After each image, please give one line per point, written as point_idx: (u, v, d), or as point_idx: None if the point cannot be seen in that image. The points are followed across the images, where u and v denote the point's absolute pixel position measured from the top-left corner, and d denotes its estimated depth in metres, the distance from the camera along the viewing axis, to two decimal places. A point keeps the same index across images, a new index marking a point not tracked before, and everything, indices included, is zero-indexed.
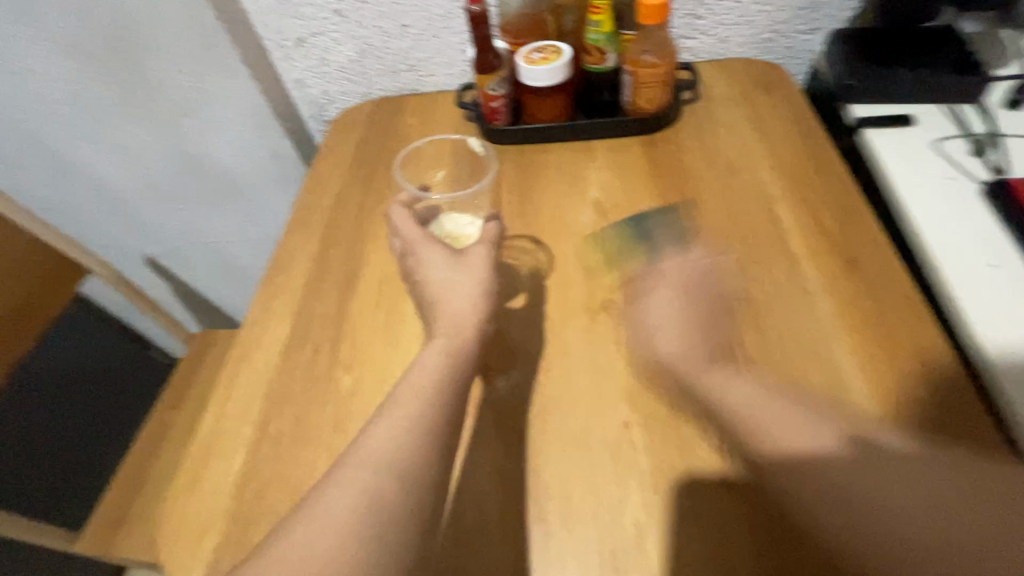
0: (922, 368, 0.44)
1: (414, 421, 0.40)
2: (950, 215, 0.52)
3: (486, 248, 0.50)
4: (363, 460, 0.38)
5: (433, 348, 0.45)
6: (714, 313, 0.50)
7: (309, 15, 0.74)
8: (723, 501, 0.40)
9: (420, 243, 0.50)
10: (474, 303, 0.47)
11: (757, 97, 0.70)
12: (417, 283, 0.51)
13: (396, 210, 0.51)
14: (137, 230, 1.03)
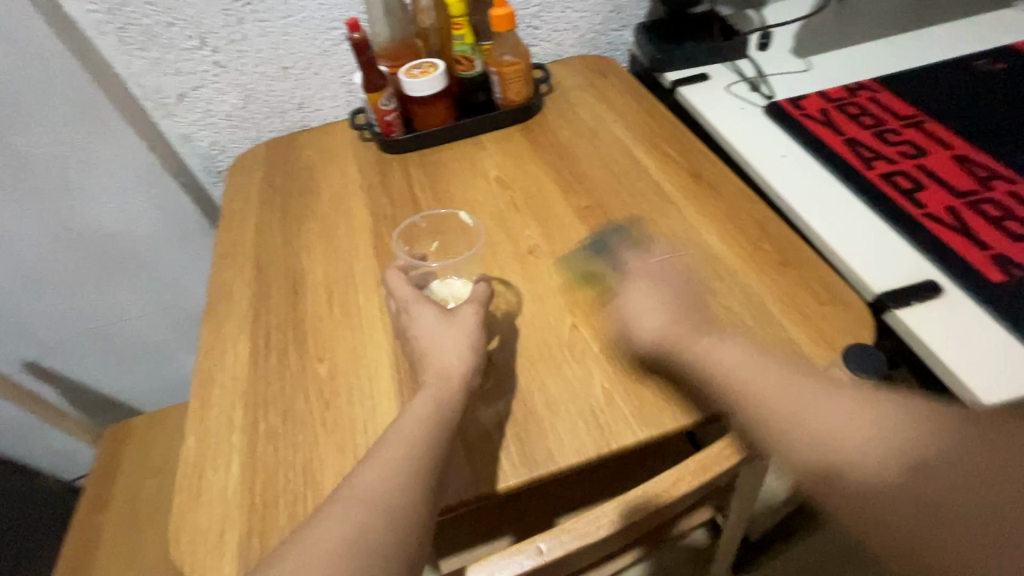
0: (762, 229, 0.60)
1: (410, 459, 0.43)
2: (750, 131, 0.72)
3: (476, 305, 0.52)
4: (353, 501, 0.41)
5: (422, 396, 0.47)
6: (613, 232, 0.63)
7: (188, 70, 0.77)
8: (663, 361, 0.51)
9: (414, 302, 0.53)
10: (463, 356, 0.49)
11: (596, 80, 0.87)
12: (409, 341, 0.52)
13: (392, 273, 0.55)
14: (14, 332, 0.94)
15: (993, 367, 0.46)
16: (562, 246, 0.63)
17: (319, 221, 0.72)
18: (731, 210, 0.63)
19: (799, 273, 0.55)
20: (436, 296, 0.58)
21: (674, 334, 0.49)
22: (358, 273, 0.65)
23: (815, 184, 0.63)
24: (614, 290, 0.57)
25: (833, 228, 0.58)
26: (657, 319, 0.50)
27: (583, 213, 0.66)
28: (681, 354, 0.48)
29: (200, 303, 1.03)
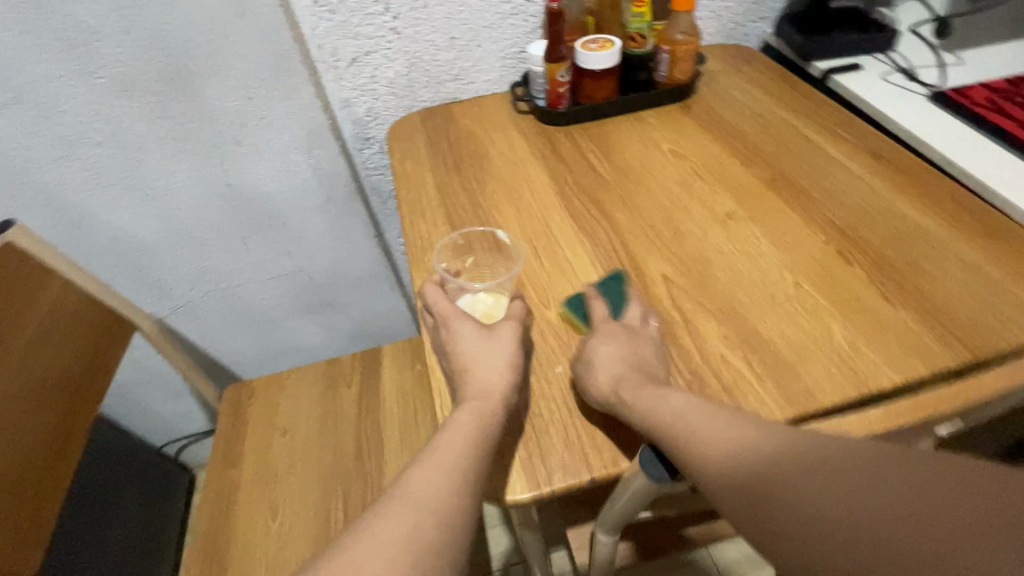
0: (959, 202, 0.63)
1: (457, 464, 0.45)
2: (918, 116, 0.75)
3: (514, 324, 0.53)
4: (407, 500, 0.44)
5: (465, 410, 0.48)
6: (807, 203, 0.66)
7: (366, 34, 0.80)
8: (902, 316, 0.53)
9: (453, 317, 0.55)
10: (505, 372, 0.50)
11: (744, 66, 0.90)
12: (448, 353, 0.54)
13: (429, 286, 0.56)
14: (153, 285, 0.95)
15: None
16: (760, 213, 0.65)
17: (499, 183, 0.75)
18: (921, 185, 0.66)
19: (1013, 242, 0.58)
20: (471, 310, 0.59)
21: (619, 381, 0.47)
22: (556, 229, 0.67)
23: (1000, 163, 0.66)
24: (825, 253, 0.60)
25: None
26: (607, 364, 0.49)
27: (768, 185, 0.69)
28: (622, 408, 0.46)
29: (327, 269, 1.05)
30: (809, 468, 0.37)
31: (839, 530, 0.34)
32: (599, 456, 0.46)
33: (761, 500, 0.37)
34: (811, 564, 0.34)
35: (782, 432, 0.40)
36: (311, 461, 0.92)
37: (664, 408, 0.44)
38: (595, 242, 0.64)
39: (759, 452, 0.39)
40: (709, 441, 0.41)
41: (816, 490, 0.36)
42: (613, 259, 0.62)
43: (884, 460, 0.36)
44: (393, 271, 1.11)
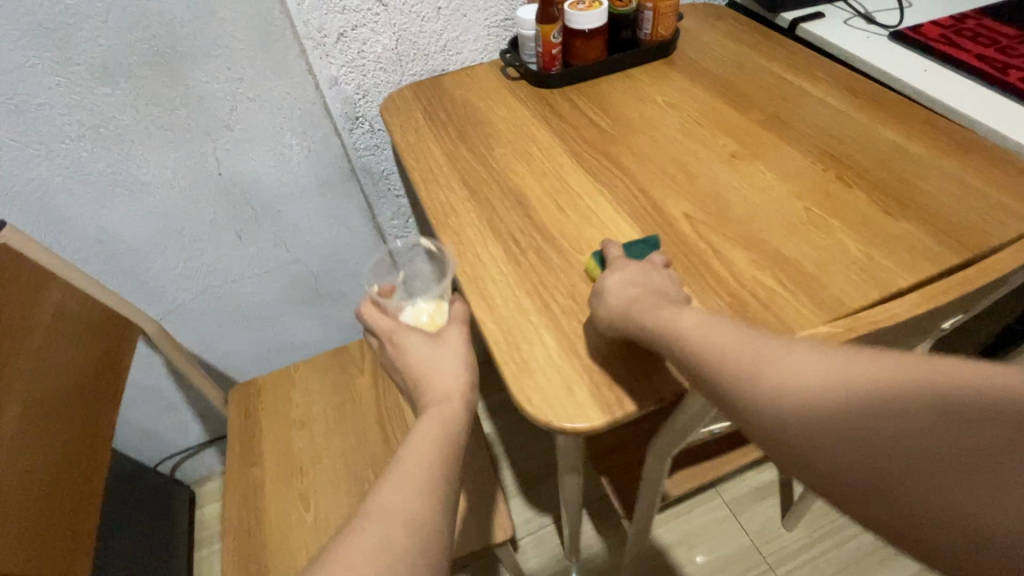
0: (932, 125, 0.69)
1: (427, 469, 0.48)
2: (882, 54, 0.81)
3: (459, 327, 0.60)
4: (378, 508, 0.44)
5: (427, 416, 0.53)
6: (799, 137, 0.71)
7: (352, 8, 0.78)
8: (903, 226, 0.58)
9: (398, 333, 0.60)
10: (459, 374, 0.57)
11: (717, 21, 0.95)
12: (400, 367, 0.60)
13: (369, 310, 0.62)
14: (145, 290, 0.90)
15: None
16: (760, 150, 0.70)
17: (506, 145, 0.76)
18: (897, 113, 0.72)
19: (984, 153, 0.64)
20: (413, 321, 0.64)
21: (633, 305, 0.48)
22: (574, 182, 0.69)
23: (961, 89, 0.73)
24: (825, 180, 0.65)
25: (993, 121, 0.68)
26: (622, 293, 0.50)
27: (762, 124, 0.74)
28: (632, 326, 0.47)
29: (322, 257, 1.04)
30: (806, 371, 0.37)
31: (833, 426, 0.35)
32: (659, 376, 0.49)
33: (750, 397, 0.38)
34: (804, 463, 0.36)
35: (796, 340, 0.39)
36: (335, 448, 0.91)
37: (678, 323, 0.44)
38: (613, 190, 0.67)
39: (793, 364, 0.37)
40: (719, 353, 0.41)
41: (818, 390, 0.36)
42: (634, 203, 0.65)
43: (888, 364, 0.34)
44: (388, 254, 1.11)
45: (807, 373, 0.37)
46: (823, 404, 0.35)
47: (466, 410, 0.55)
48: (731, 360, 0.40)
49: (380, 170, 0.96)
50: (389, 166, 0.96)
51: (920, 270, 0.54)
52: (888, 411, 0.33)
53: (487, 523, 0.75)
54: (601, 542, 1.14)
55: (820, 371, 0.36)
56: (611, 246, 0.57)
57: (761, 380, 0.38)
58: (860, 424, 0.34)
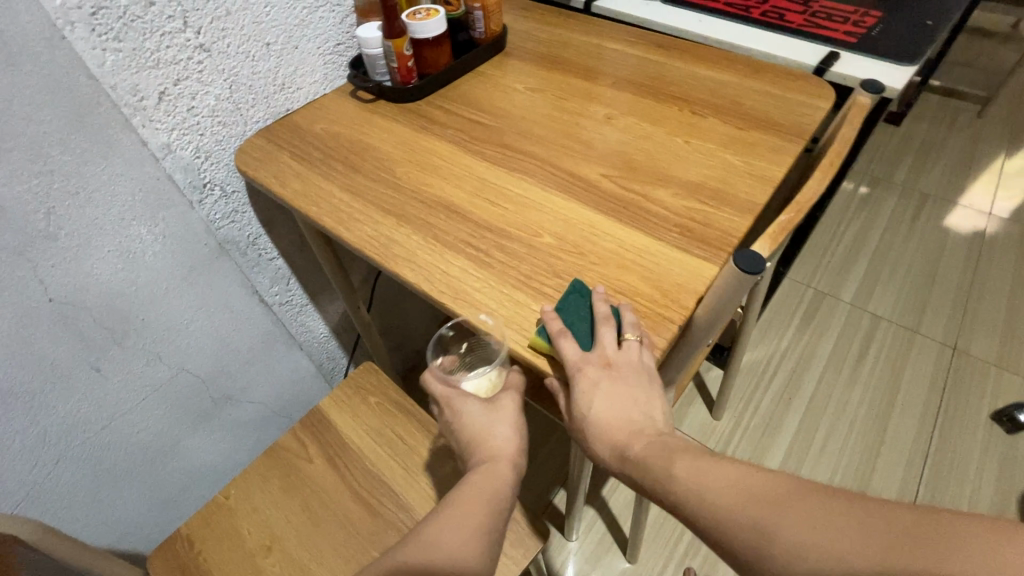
0: (727, 57, 0.88)
1: (473, 518, 0.52)
2: (665, 14, 0.99)
3: (514, 393, 0.60)
4: (424, 544, 0.51)
5: (476, 472, 0.56)
6: (647, 89, 0.83)
7: (168, 59, 0.67)
8: (754, 134, 0.73)
9: (455, 399, 0.61)
10: (509, 440, 0.58)
11: (527, 11, 1.04)
12: (456, 430, 0.61)
13: (427, 376, 0.62)
14: None
15: (881, 66, 0.82)
16: (625, 107, 0.80)
17: (403, 164, 0.73)
18: (701, 55, 0.89)
19: (770, 69, 0.84)
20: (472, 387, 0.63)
21: (620, 438, 0.49)
22: (491, 177, 0.70)
23: (730, 29, 0.93)
24: (684, 117, 0.77)
25: (762, 47, 0.89)
26: (606, 413, 0.50)
27: (613, 87, 0.84)
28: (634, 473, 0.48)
29: (208, 356, 0.87)
30: (808, 535, 0.38)
31: None
32: (669, 308, 0.54)
33: (743, 529, 0.40)
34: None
35: (808, 498, 0.40)
36: (324, 550, 0.78)
37: (679, 472, 0.46)
38: (530, 173, 0.70)
39: (787, 507, 0.40)
40: (716, 491, 0.43)
41: (824, 559, 0.36)
42: (555, 178, 0.69)
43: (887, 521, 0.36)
44: (281, 327, 0.98)
45: (805, 511, 0.39)
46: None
47: (514, 473, 0.57)
48: (724, 494, 0.43)
49: (248, 238, 0.85)
50: (256, 230, 0.86)
51: (783, 162, 0.69)
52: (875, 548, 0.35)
53: (528, 531, 0.74)
54: (593, 506, 1.19)
55: (819, 507, 0.39)
56: (564, 342, 0.50)
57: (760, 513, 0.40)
58: None
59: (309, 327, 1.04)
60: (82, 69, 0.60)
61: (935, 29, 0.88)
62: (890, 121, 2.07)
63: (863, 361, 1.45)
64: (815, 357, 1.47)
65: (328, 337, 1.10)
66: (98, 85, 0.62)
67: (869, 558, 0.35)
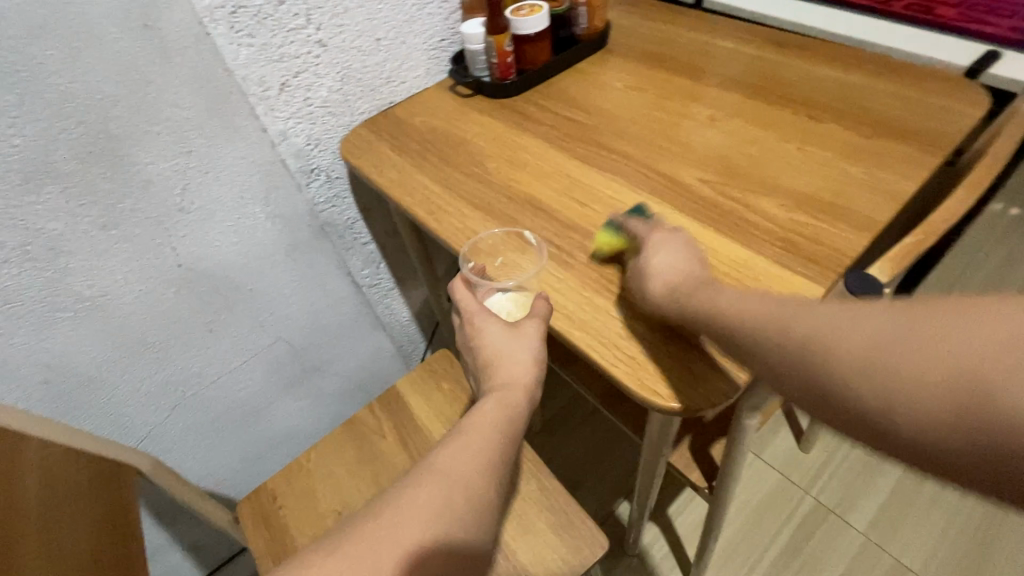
0: (858, 56, 0.79)
1: (485, 446, 0.51)
2: (786, 9, 0.91)
3: (539, 321, 0.55)
4: (435, 474, 0.49)
5: (489, 399, 0.55)
6: (757, 90, 0.77)
7: (291, 53, 0.73)
8: (882, 143, 0.65)
9: (478, 316, 0.58)
10: (532, 368, 0.56)
11: (634, 7, 1.00)
12: (473, 348, 0.59)
13: (455, 286, 0.59)
14: (114, 413, 0.78)
15: None
16: (733, 109, 0.75)
17: (494, 159, 0.74)
18: (826, 53, 0.80)
19: (910, 70, 0.74)
20: (500, 309, 0.61)
21: (677, 290, 0.50)
22: (581, 176, 0.69)
23: (864, 24, 0.84)
24: (798, 121, 0.71)
25: (901, 45, 0.79)
26: (666, 263, 0.52)
27: (720, 87, 0.79)
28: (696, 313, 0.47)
29: (302, 328, 0.94)
30: (820, 334, 0.37)
31: (855, 385, 0.35)
32: None
33: (764, 344, 0.40)
34: (803, 383, 0.38)
35: (813, 309, 0.39)
36: None
37: (721, 300, 0.46)
38: (622, 174, 0.68)
39: (808, 320, 0.38)
40: (746, 323, 0.42)
41: (824, 349, 0.37)
42: (649, 181, 0.66)
43: (884, 309, 0.35)
44: (368, 308, 1.04)
45: (805, 320, 0.39)
46: (860, 393, 0.35)
47: (528, 401, 0.56)
48: (750, 322, 0.42)
49: (345, 221, 0.91)
50: (353, 215, 0.91)
51: (915, 178, 0.61)
52: (875, 336, 0.34)
53: (588, 539, 0.72)
54: (657, 524, 1.14)
55: (826, 315, 0.38)
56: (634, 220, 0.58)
57: (767, 331, 0.41)
58: (877, 372, 0.34)
59: (393, 310, 1.09)
60: (220, 63, 0.67)
61: None
62: None
63: None
64: None
65: (410, 321, 1.14)
66: (232, 78, 0.69)
67: (870, 336, 0.35)
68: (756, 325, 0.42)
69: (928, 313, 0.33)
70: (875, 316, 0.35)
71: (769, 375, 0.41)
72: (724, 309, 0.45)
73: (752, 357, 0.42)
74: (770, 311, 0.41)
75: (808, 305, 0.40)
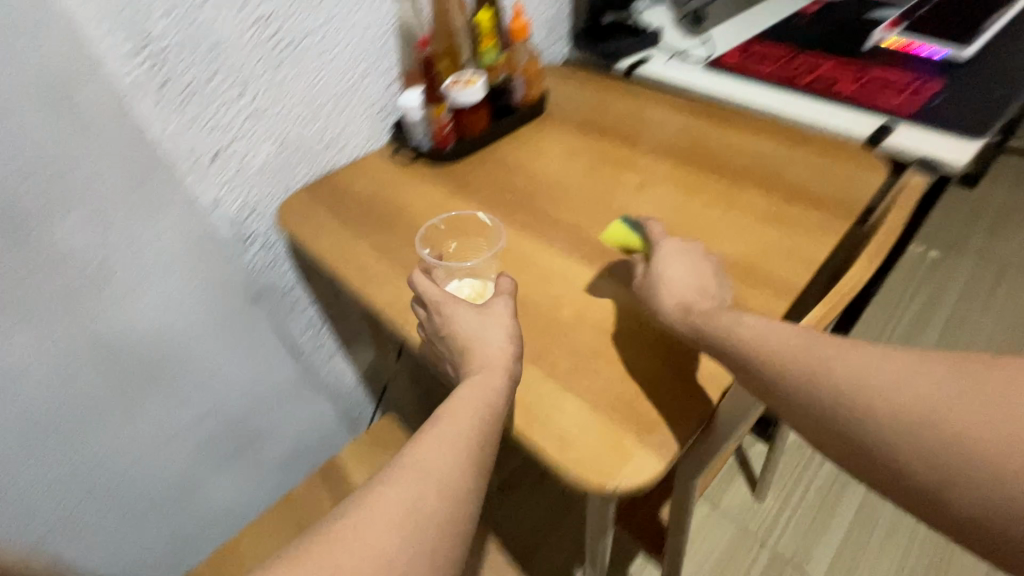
0: (771, 127, 0.85)
1: (464, 436, 0.48)
2: (706, 81, 0.98)
3: (506, 296, 0.57)
4: (412, 470, 0.45)
5: (466, 387, 0.51)
6: (682, 158, 0.81)
7: (224, 123, 0.72)
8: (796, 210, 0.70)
9: (446, 302, 0.56)
10: (508, 345, 0.53)
11: (569, 77, 1.06)
12: (446, 337, 0.56)
13: (416, 276, 0.57)
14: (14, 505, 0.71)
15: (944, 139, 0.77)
16: (660, 176, 0.78)
17: (432, 226, 0.75)
18: (743, 124, 0.86)
19: (817, 140, 0.80)
20: (458, 291, 0.63)
21: (690, 312, 0.52)
22: (515, 244, 0.70)
23: (776, 97, 0.91)
24: (720, 188, 0.75)
25: (809, 116, 0.86)
26: (676, 273, 0.55)
27: (648, 155, 0.83)
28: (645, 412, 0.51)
29: (235, 398, 0.90)
30: (872, 384, 0.43)
31: (917, 440, 0.41)
32: (688, 398, 0.51)
33: (813, 384, 0.45)
34: (856, 430, 0.43)
35: (859, 349, 0.45)
36: None
37: (743, 330, 0.48)
38: (556, 242, 0.69)
39: (854, 364, 0.44)
40: (776, 357, 0.46)
41: (883, 402, 0.43)
42: (581, 249, 0.68)
43: (919, 360, 0.43)
44: (309, 371, 1.00)
45: (855, 366, 0.44)
46: (908, 447, 0.42)
47: (509, 382, 0.51)
48: (793, 360, 0.46)
49: (284, 286, 0.88)
50: (291, 280, 0.89)
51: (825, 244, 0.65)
52: (924, 393, 0.42)
53: None
54: None
55: (876, 363, 0.44)
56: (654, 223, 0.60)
57: (823, 371, 0.45)
58: (933, 431, 0.41)
59: (338, 374, 1.05)
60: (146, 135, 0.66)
61: (1008, 98, 0.81)
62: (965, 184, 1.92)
63: None
64: None
65: (356, 384, 1.10)
66: (159, 149, 0.68)
67: (927, 391, 0.42)
68: (802, 369, 0.46)
69: (967, 372, 0.42)
70: (924, 366, 0.43)
71: (826, 422, 0.45)
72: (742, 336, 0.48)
73: (804, 401, 0.45)
74: (811, 344, 0.46)
75: (843, 344, 0.46)
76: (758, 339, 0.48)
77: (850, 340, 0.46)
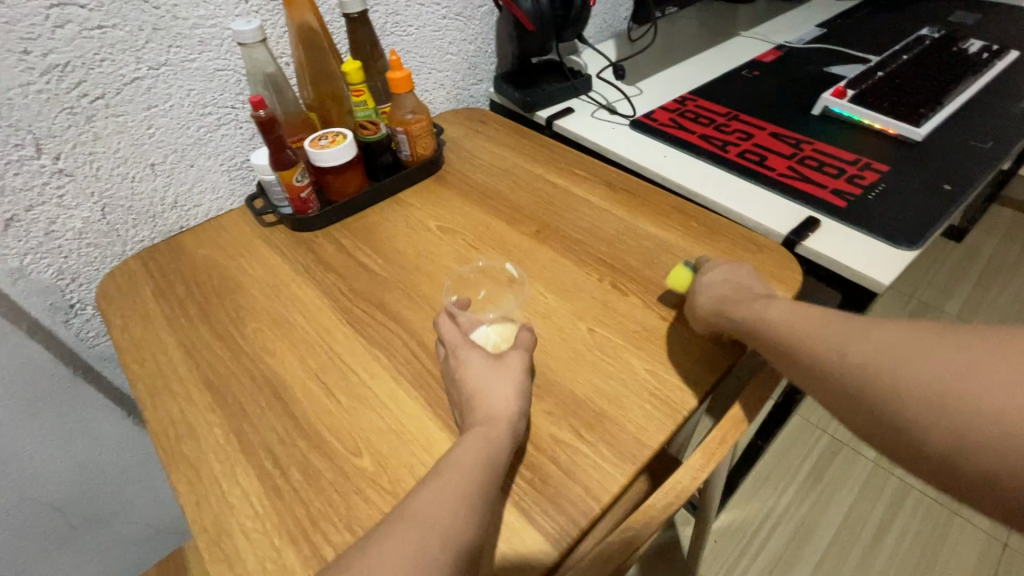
0: (681, 210, 0.73)
1: (466, 487, 0.42)
2: (626, 142, 0.86)
3: (523, 352, 0.53)
4: (416, 515, 0.40)
5: (470, 435, 0.46)
6: (570, 244, 0.70)
7: (18, 186, 0.61)
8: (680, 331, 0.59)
9: (462, 346, 0.53)
10: (513, 403, 0.48)
11: (479, 126, 0.94)
12: (455, 383, 0.51)
13: (442, 315, 0.55)
14: None
15: (876, 250, 0.65)
16: (539, 267, 0.67)
17: (261, 316, 0.64)
18: (651, 203, 0.75)
19: (729, 234, 0.69)
20: (483, 341, 0.57)
21: (723, 305, 0.54)
22: (343, 351, 0.59)
23: (698, 171, 0.79)
24: (599, 291, 0.63)
25: (727, 199, 0.74)
26: (717, 289, 0.56)
27: (535, 236, 0.72)
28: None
29: (68, 481, 0.80)
30: (885, 353, 0.41)
31: (938, 413, 0.37)
32: None
33: (827, 369, 0.44)
34: (875, 413, 0.41)
35: (877, 326, 0.43)
36: None
37: (772, 315, 0.50)
38: (390, 352, 0.59)
39: (873, 339, 0.42)
40: (808, 345, 0.46)
41: (900, 382, 0.39)
42: (415, 365, 0.57)
43: (938, 340, 0.39)
44: None
45: (872, 347, 0.42)
46: (927, 433, 0.38)
47: (512, 441, 0.47)
48: (815, 350, 0.45)
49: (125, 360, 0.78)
50: None
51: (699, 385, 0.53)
52: (949, 354, 0.38)
53: None
54: None
55: (885, 340, 0.42)
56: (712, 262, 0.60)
57: (836, 365, 0.43)
58: (956, 407, 0.37)
59: None
60: None
61: (952, 197, 0.70)
62: (950, 236, 1.79)
63: (884, 539, 1.18)
64: (820, 525, 1.21)
65: None
66: None
67: (938, 374, 0.38)
68: (820, 358, 0.45)
69: (989, 348, 0.37)
70: (934, 351, 0.39)
71: (848, 402, 0.42)
72: (780, 322, 0.49)
73: (820, 383, 0.44)
74: (831, 340, 0.45)
75: (858, 327, 0.44)
76: (792, 338, 0.47)
77: (870, 319, 0.44)
